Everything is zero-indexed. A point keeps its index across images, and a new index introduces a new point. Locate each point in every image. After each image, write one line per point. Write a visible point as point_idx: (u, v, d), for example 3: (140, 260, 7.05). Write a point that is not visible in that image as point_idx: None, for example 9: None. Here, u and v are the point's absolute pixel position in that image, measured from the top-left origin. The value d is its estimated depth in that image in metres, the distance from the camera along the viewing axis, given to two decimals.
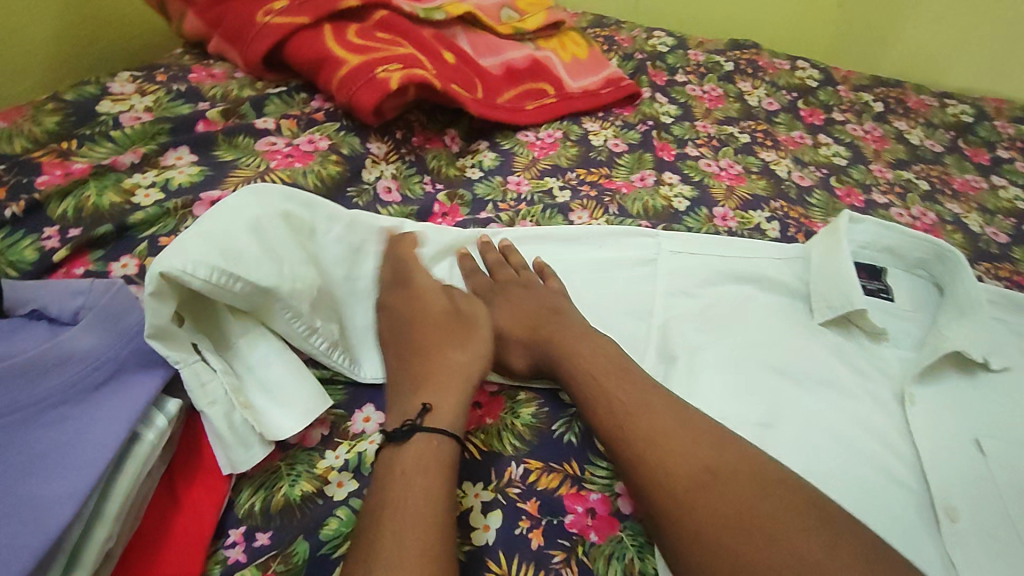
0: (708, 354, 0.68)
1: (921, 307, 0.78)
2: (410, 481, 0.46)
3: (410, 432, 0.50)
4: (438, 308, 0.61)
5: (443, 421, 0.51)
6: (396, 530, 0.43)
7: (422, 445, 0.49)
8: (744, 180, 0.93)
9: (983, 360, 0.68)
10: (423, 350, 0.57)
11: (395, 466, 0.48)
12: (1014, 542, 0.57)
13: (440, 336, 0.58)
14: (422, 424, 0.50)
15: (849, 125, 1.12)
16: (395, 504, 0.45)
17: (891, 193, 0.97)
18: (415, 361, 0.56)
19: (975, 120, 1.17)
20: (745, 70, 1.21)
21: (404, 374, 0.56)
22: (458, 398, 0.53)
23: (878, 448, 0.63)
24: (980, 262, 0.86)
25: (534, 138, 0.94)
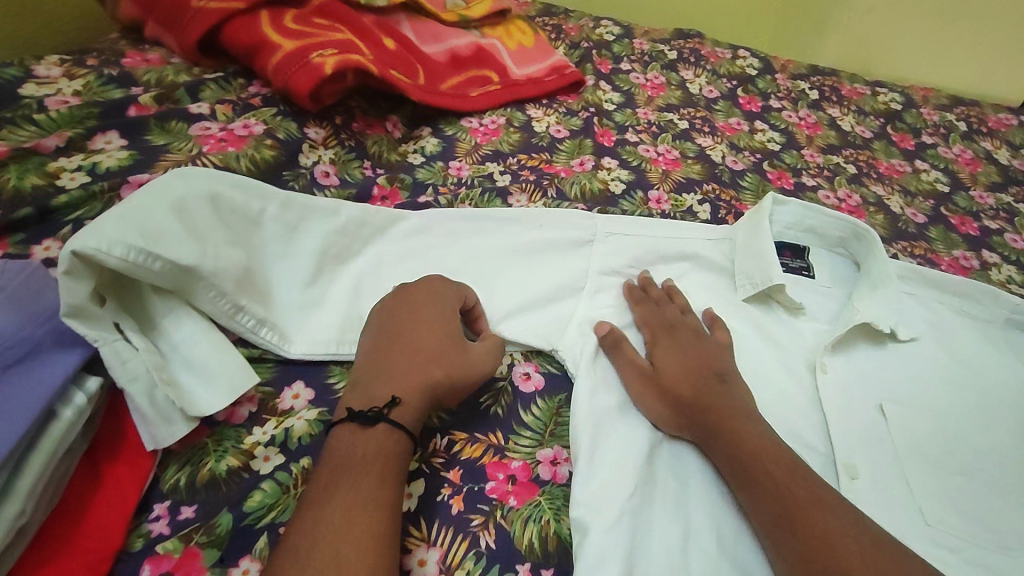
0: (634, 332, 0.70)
1: (839, 283, 0.82)
2: (367, 470, 0.48)
3: (376, 419, 0.51)
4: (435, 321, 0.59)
5: (407, 416, 0.53)
6: (349, 510, 0.46)
7: (383, 433, 0.51)
8: (680, 165, 0.96)
9: (890, 331, 0.73)
10: (414, 342, 0.58)
11: (354, 451, 0.50)
12: (909, 498, 0.62)
13: (430, 333, 0.58)
14: (388, 414, 0.52)
15: (785, 112, 1.16)
16: (349, 483, 0.47)
17: (820, 176, 1.01)
18: (401, 350, 0.57)
19: (903, 107, 1.23)
20: (688, 59, 1.25)
21: (387, 363, 0.56)
22: (423, 399, 0.55)
23: (791, 415, 0.66)
24: (898, 241, 0.91)
25: (477, 124, 0.96)
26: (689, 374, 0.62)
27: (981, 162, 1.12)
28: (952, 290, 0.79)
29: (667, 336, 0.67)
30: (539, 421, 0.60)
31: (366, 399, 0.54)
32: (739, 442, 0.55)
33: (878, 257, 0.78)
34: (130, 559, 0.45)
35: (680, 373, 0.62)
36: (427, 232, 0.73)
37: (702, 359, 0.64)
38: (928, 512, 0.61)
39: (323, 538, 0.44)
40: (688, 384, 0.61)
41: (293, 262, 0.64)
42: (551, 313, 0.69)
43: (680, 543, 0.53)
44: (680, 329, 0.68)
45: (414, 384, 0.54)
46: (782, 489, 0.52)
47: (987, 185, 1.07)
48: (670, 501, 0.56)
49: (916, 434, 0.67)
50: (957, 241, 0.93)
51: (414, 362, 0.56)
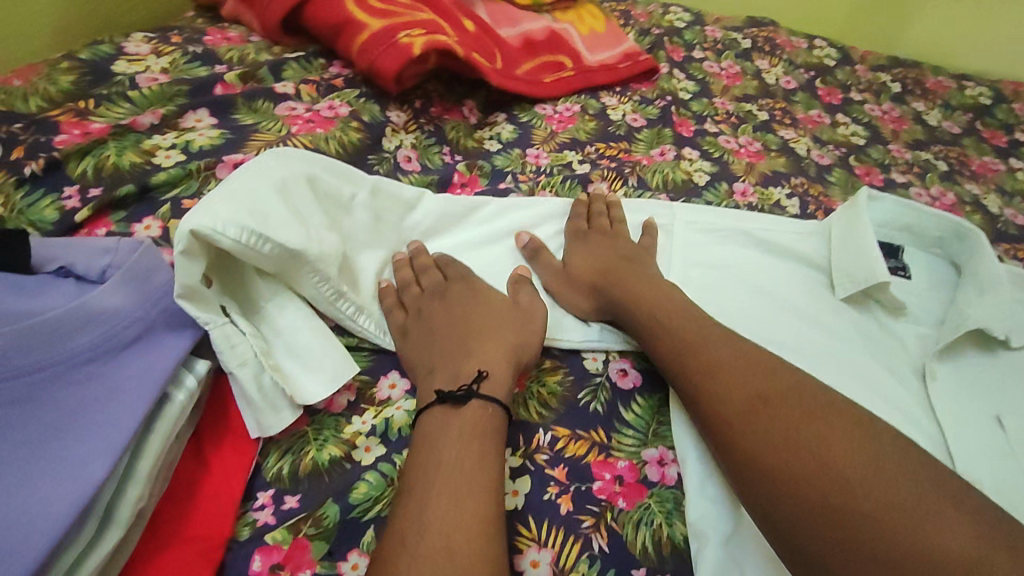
0: None
1: (937, 285, 0.77)
2: (464, 448, 0.47)
3: (466, 397, 0.50)
4: (489, 301, 0.59)
5: (498, 391, 0.51)
6: (454, 492, 0.44)
7: (477, 411, 0.49)
8: (763, 157, 0.92)
9: (1004, 338, 0.68)
10: (475, 327, 0.57)
11: (448, 429, 0.48)
12: None
13: (490, 314, 0.58)
14: (478, 391, 0.51)
15: (867, 106, 1.10)
16: (450, 465, 0.45)
17: (910, 172, 0.96)
18: (460, 334, 0.56)
19: (993, 102, 1.16)
20: (762, 48, 1.20)
21: (455, 348, 0.55)
22: (508, 370, 0.53)
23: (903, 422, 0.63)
24: (999, 243, 0.85)
25: (553, 111, 0.93)
26: (618, 275, 0.64)
27: None
28: None
29: (579, 241, 0.69)
30: (640, 420, 0.57)
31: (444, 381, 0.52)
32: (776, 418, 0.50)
33: (988, 258, 0.73)
34: (240, 548, 0.44)
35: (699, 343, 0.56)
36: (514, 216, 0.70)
37: (680, 312, 0.59)
38: None
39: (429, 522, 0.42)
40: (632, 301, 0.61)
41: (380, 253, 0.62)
42: None
43: None
44: (591, 233, 0.70)
45: (500, 358, 0.54)
46: (832, 473, 0.46)
47: None
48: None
49: None
50: None
51: (489, 339, 0.56)
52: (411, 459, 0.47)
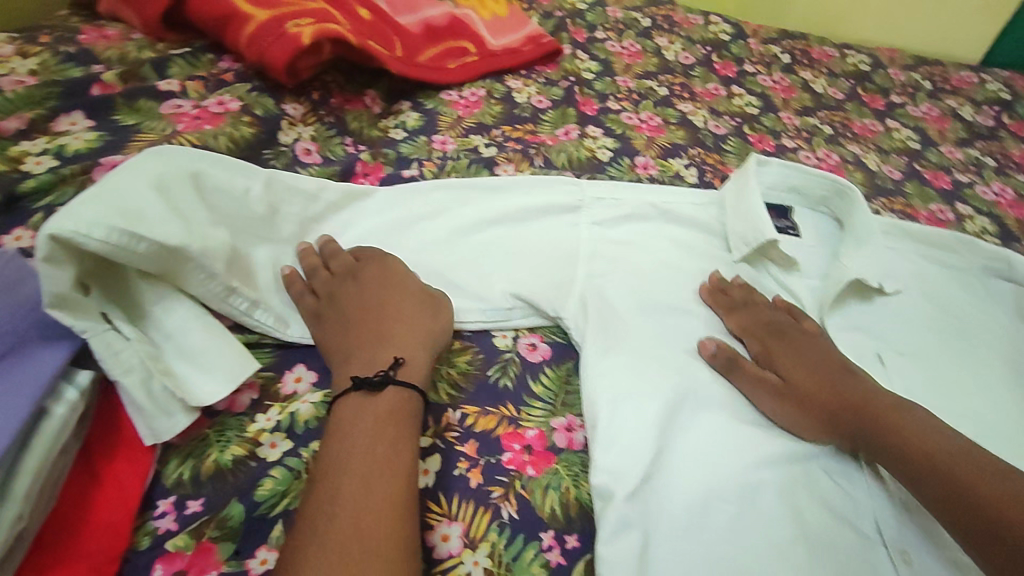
0: (530, 243, 0.72)
1: (824, 241, 0.82)
2: (376, 433, 0.47)
3: (382, 382, 0.51)
4: (404, 282, 0.60)
5: (413, 375, 0.53)
6: (364, 474, 0.44)
7: (393, 394, 0.50)
8: (663, 131, 0.96)
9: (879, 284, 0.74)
10: (389, 307, 0.58)
11: (362, 415, 0.49)
12: None
13: (403, 297, 0.58)
14: (395, 376, 0.52)
15: (759, 77, 1.16)
16: (362, 447, 0.46)
17: (799, 138, 1.02)
18: (372, 318, 0.57)
19: (872, 68, 1.25)
20: (661, 26, 1.24)
21: (381, 329, 0.56)
22: (424, 353, 0.55)
23: None
24: (877, 198, 0.93)
25: (458, 97, 0.94)
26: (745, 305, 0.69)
27: (948, 119, 1.15)
28: (932, 243, 0.82)
29: None
30: (548, 391, 0.60)
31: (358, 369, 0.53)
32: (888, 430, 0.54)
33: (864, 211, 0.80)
34: (139, 558, 0.43)
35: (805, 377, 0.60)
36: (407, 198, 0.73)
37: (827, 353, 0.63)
38: None
39: (339, 508, 0.42)
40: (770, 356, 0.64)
41: (276, 248, 0.62)
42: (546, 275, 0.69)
43: (707, 519, 0.51)
44: None
45: (415, 343, 0.55)
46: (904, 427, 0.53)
47: (955, 141, 1.10)
48: (694, 458, 0.54)
49: (909, 378, 0.69)
50: (932, 195, 0.96)
51: (399, 322, 0.56)
52: (323, 444, 0.47)
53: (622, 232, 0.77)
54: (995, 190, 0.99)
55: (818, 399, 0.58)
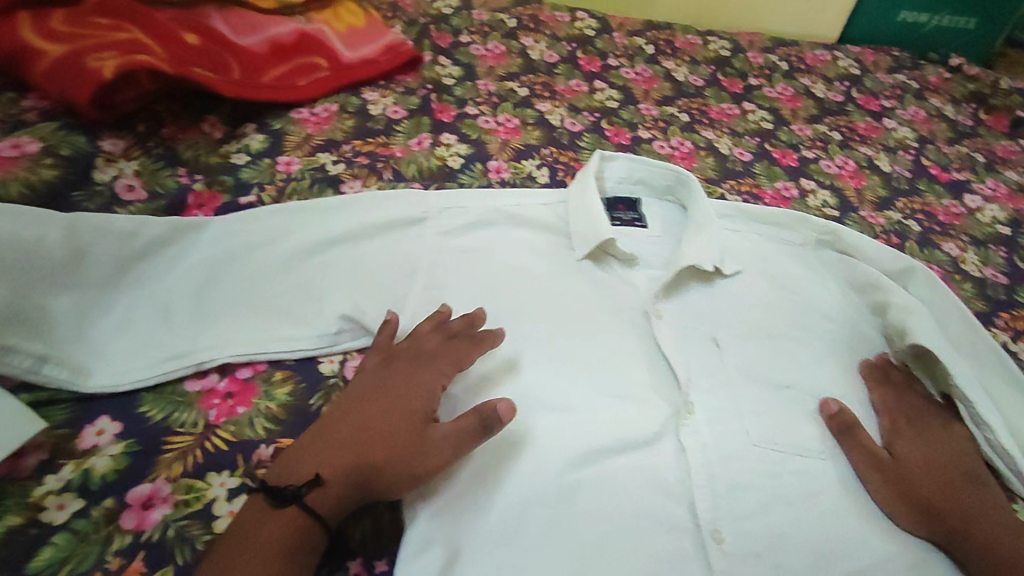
0: (374, 262, 0.71)
1: (670, 228, 0.86)
2: (273, 535, 0.50)
3: (287, 500, 0.51)
4: (395, 413, 0.57)
5: (321, 500, 0.52)
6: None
7: (293, 516, 0.51)
8: (519, 133, 0.97)
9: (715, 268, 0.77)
10: (371, 425, 0.56)
11: (267, 518, 0.51)
12: (759, 438, 0.62)
13: (379, 419, 0.57)
14: (306, 495, 0.52)
15: (622, 70, 1.19)
16: (248, 556, 0.49)
17: (655, 128, 1.05)
18: (349, 420, 0.57)
19: (732, 53, 1.29)
20: (527, 26, 1.24)
21: (350, 439, 0.55)
22: (348, 484, 0.54)
23: (635, 364, 0.67)
24: (726, 181, 0.97)
25: (309, 114, 0.93)
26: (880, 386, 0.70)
27: (800, 98, 1.21)
28: (769, 221, 0.86)
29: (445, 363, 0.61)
30: None
31: (306, 464, 0.54)
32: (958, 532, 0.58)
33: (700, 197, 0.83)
34: None
35: (914, 467, 0.62)
36: (241, 225, 0.70)
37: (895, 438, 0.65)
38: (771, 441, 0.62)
39: None
40: (893, 434, 0.65)
41: (82, 293, 0.60)
42: (383, 295, 0.69)
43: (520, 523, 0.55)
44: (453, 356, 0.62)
45: (344, 462, 0.54)
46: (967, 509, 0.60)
47: (805, 118, 1.15)
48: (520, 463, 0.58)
49: (746, 357, 0.70)
50: (779, 173, 1.00)
51: (353, 444, 0.55)
52: (211, 555, 0.49)
53: (471, 242, 0.77)
54: (838, 163, 1.05)
55: (923, 482, 0.61)
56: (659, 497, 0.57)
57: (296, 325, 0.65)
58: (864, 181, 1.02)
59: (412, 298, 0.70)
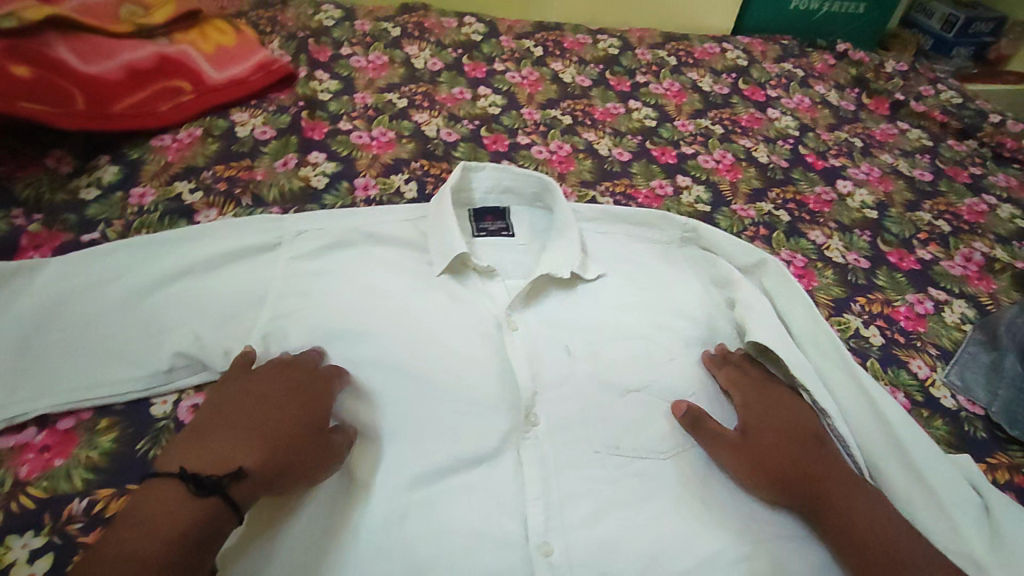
0: (218, 293, 0.70)
1: (538, 236, 0.87)
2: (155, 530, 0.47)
3: (207, 487, 0.50)
4: (295, 417, 0.58)
5: (242, 493, 0.52)
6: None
7: (214, 506, 0.50)
8: (392, 147, 0.96)
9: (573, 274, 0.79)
10: (277, 425, 0.57)
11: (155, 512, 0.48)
12: (601, 443, 0.64)
13: (283, 421, 0.57)
14: (228, 487, 0.51)
15: (508, 74, 1.19)
16: (125, 554, 0.45)
17: (535, 132, 1.05)
18: (248, 423, 0.56)
19: (621, 51, 1.30)
20: (412, 34, 1.23)
21: (250, 436, 0.55)
22: (271, 477, 0.53)
23: (483, 379, 0.67)
24: (601, 183, 0.97)
25: (171, 141, 0.91)
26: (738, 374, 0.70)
27: (686, 93, 1.23)
28: (635, 223, 0.87)
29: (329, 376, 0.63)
30: None
31: (198, 461, 0.52)
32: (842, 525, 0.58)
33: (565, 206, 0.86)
34: None
35: (775, 445, 0.63)
36: (73, 266, 0.68)
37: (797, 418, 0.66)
38: (612, 445, 0.64)
39: None
40: (751, 411, 0.66)
41: None
42: (228, 329, 0.68)
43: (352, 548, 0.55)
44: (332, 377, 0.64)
45: (259, 455, 0.54)
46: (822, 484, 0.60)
47: (688, 114, 1.17)
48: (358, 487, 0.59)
49: (598, 361, 0.71)
50: (656, 172, 1.01)
51: (264, 439, 0.55)
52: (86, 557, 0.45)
53: (329, 264, 0.76)
54: (716, 157, 1.06)
55: (779, 458, 0.61)
56: (495, 514, 0.58)
57: (127, 369, 0.64)
58: (739, 174, 1.04)
59: (259, 327, 0.68)
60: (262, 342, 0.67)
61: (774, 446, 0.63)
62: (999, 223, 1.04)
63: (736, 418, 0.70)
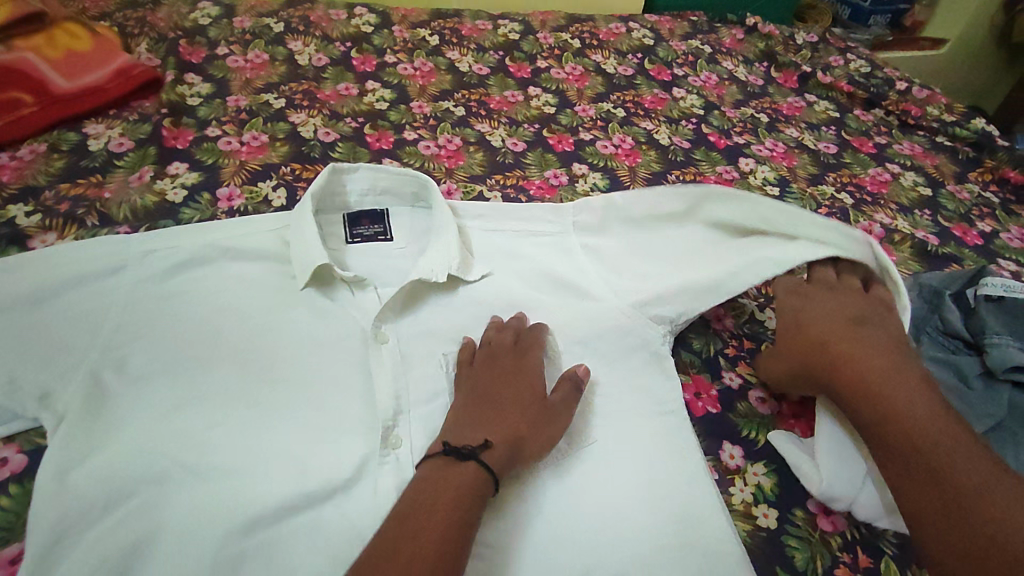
0: (38, 331, 0.62)
1: (419, 238, 0.82)
2: (438, 489, 0.52)
3: (468, 456, 0.55)
4: (523, 397, 0.63)
5: (496, 459, 0.56)
6: (443, 542, 0.48)
7: (474, 472, 0.54)
8: (263, 151, 0.89)
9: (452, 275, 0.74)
10: (513, 403, 0.62)
11: (445, 474, 0.53)
12: None
13: (512, 399, 0.62)
14: (478, 453, 0.55)
15: (399, 66, 1.12)
16: (463, 492, 0.52)
17: (424, 126, 0.99)
18: (499, 395, 0.62)
19: (521, 36, 1.25)
20: (296, 28, 1.15)
21: (505, 407, 0.61)
22: (511, 446, 0.58)
23: (347, 401, 0.63)
24: (491, 176, 0.92)
25: (9, 159, 0.83)
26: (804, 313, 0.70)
27: (588, 76, 1.18)
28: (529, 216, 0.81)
29: (513, 355, 0.66)
30: (9, 513, 0.57)
31: (464, 432, 0.58)
32: (866, 409, 0.60)
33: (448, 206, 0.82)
34: None
35: (850, 361, 0.63)
36: None
37: (846, 310, 0.68)
38: None
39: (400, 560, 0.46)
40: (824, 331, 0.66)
41: None
42: (50, 371, 0.60)
43: None
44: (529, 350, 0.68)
45: (504, 430, 0.59)
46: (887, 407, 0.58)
47: (589, 98, 1.13)
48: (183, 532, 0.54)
49: None
50: (551, 161, 0.97)
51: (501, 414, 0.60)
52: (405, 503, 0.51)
53: (181, 285, 0.69)
54: (615, 142, 1.03)
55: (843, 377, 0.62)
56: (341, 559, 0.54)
57: None
58: (638, 158, 1.00)
59: (85, 366, 0.61)
60: (87, 384, 0.60)
61: (842, 367, 0.63)
62: (901, 192, 1.03)
63: (621, 422, 0.66)
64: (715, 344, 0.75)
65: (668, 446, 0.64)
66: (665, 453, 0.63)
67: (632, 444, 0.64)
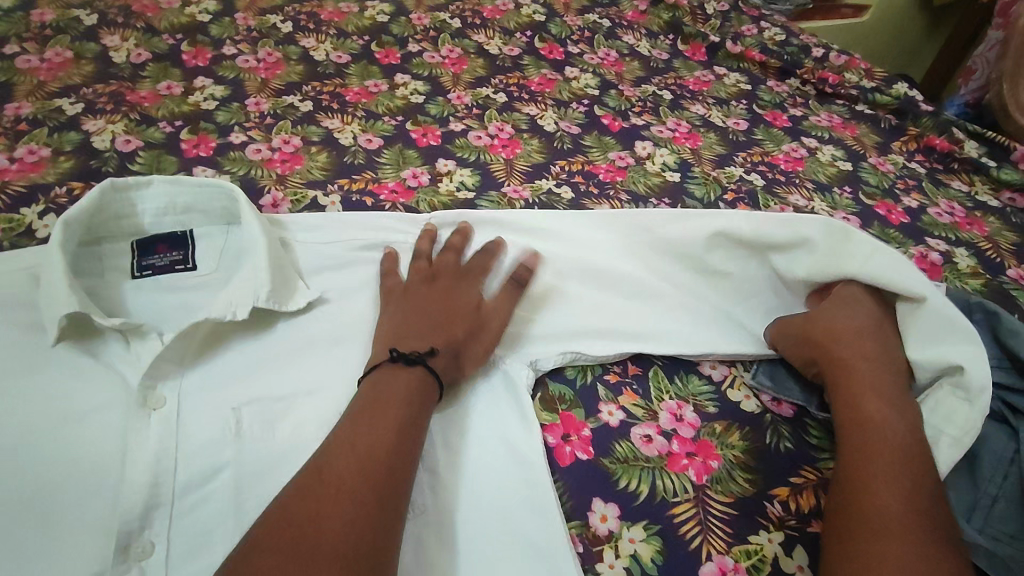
0: None
1: (229, 264, 0.65)
2: (396, 412, 0.48)
3: (415, 362, 0.52)
4: (469, 299, 0.60)
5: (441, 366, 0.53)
6: (377, 457, 0.44)
7: (418, 376, 0.51)
8: (37, 168, 0.72)
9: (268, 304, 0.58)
10: (453, 309, 0.58)
11: (394, 390, 0.49)
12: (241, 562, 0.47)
13: (457, 304, 0.59)
14: (426, 360, 0.52)
15: (239, 58, 0.94)
16: (414, 422, 0.48)
17: (258, 127, 0.83)
18: (444, 305, 0.58)
19: (392, 17, 1.09)
20: (113, 20, 0.96)
21: (447, 315, 0.57)
22: (458, 352, 0.55)
23: (81, 498, 0.49)
24: (334, 181, 0.77)
25: None
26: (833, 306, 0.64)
27: (468, 59, 1.03)
28: (370, 228, 0.68)
29: (456, 274, 0.62)
30: None
31: (403, 343, 0.54)
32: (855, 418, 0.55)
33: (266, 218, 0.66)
34: None
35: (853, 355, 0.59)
36: None
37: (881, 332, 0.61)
38: None
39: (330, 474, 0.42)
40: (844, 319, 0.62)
41: None
42: None
43: None
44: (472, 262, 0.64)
45: (447, 336, 0.55)
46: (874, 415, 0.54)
47: (467, 83, 0.97)
48: None
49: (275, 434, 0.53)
50: (411, 158, 0.82)
51: (449, 320, 0.57)
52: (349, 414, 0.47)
53: None
54: (491, 131, 0.88)
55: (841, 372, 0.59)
56: None
57: None
58: (517, 149, 0.86)
59: None
60: None
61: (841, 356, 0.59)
62: (818, 167, 0.91)
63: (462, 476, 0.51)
64: (594, 368, 0.61)
65: (519, 512, 0.50)
66: (514, 523, 0.49)
67: (469, 513, 0.49)
